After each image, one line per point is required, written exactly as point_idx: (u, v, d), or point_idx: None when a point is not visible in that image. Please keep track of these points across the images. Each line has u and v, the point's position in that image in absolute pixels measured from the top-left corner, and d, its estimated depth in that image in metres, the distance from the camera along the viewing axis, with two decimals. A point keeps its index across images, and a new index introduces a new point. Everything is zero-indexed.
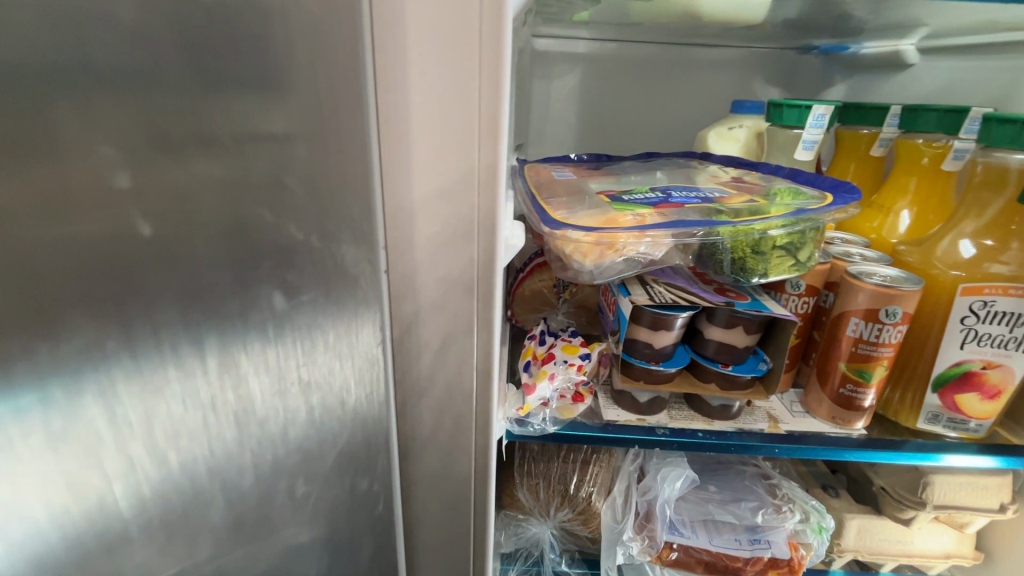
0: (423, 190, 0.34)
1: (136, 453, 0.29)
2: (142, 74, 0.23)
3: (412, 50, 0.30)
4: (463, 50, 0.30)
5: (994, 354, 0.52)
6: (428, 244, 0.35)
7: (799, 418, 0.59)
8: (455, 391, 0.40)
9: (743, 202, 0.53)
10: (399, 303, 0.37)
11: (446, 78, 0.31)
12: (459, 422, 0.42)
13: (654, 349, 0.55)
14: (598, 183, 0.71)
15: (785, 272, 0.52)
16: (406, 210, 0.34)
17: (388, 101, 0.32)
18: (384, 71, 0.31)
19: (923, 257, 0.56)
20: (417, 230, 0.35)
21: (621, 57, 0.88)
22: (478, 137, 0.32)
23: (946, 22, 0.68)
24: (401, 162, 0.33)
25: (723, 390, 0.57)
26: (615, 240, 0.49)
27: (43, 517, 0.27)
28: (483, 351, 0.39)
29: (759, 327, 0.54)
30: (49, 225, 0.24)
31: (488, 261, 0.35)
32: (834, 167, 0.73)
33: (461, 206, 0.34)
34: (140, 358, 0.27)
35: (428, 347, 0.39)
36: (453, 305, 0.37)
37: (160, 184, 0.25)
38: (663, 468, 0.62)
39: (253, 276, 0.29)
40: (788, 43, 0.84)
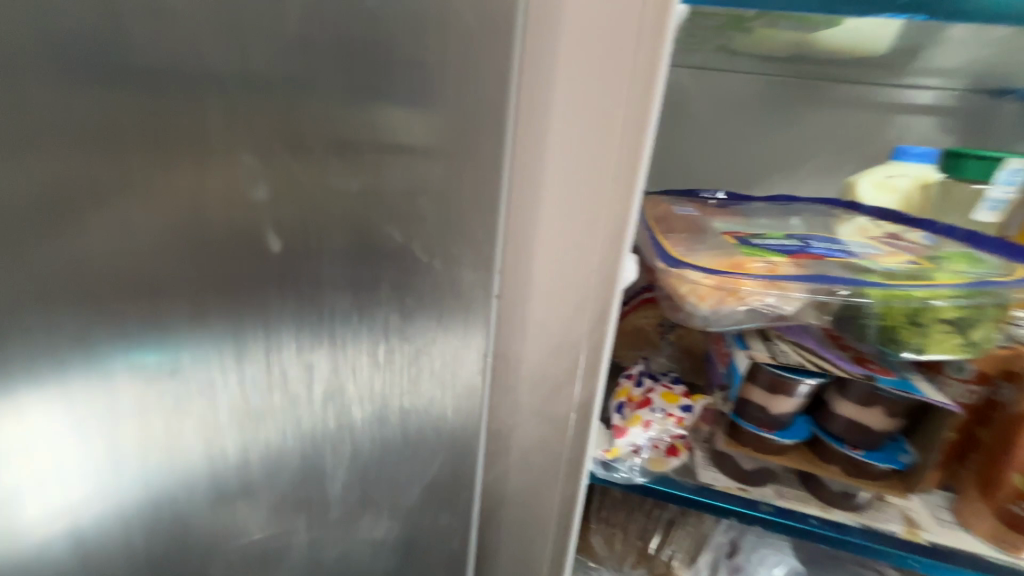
0: (549, 204, 0.35)
1: (278, 395, 0.37)
2: (282, 89, 0.28)
3: (558, 86, 0.32)
4: (614, 78, 0.31)
5: None
6: (546, 256, 0.37)
7: (946, 527, 0.49)
8: (552, 402, 0.42)
9: (901, 263, 0.46)
10: (513, 311, 0.39)
11: (587, 111, 0.32)
12: (551, 437, 0.43)
13: (769, 415, 0.49)
14: (722, 222, 0.66)
15: (949, 351, 0.43)
16: (533, 237, 0.36)
17: (529, 114, 0.33)
18: (531, 90, 0.33)
19: None
20: (536, 255, 0.37)
21: (767, 91, 0.81)
22: (615, 163, 0.33)
23: None
24: (535, 173, 0.35)
25: (851, 478, 0.48)
26: (739, 286, 0.44)
27: (217, 428, 0.37)
28: (588, 380, 0.39)
29: (903, 410, 0.46)
30: (187, 205, 0.30)
31: (604, 283, 0.36)
32: None
33: (584, 234, 0.35)
34: (285, 326, 0.34)
35: (534, 361, 0.41)
36: (567, 321, 0.39)
37: (327, 178, 0.30)
38: (761, 549, 0.55)
39: (359, 272, 0.33)
40: (980, 84, 0.72)
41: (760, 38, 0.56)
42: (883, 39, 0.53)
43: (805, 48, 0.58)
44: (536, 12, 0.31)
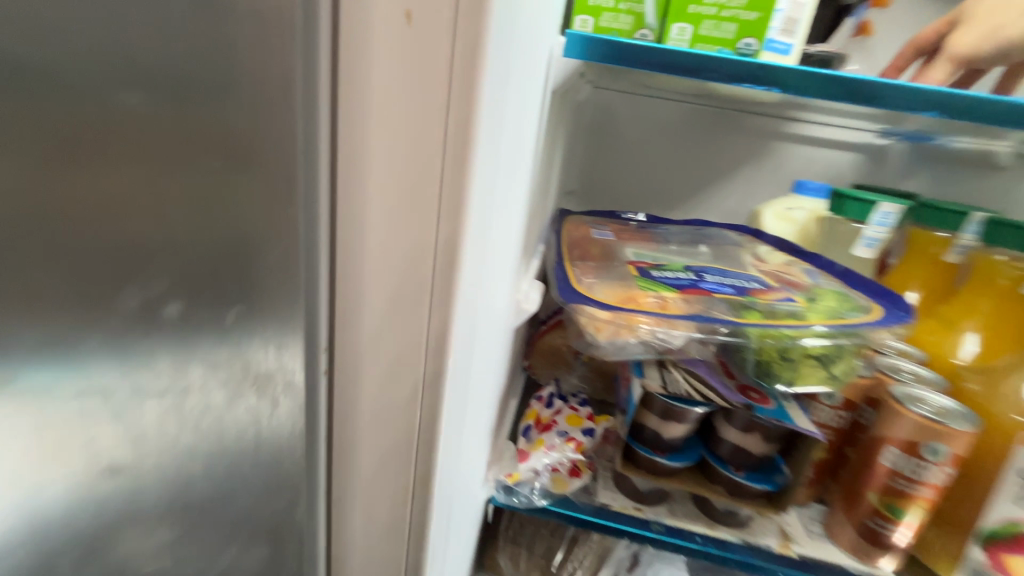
0: (376, 288, 0.30)
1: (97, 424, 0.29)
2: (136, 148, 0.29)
3: (376, 106, 0.26)
4: (425, 139, 0.25)
5: None
6: (373, 327, 0.31)
7: (817, 542, 0.54)
8: (382, 456, 0.35)
9: (780, 301, 0.50)
10: (346, 395, 0.34)
11: (401, 179, 0.27)
12: (391, 514, 0.37)
13: (661, 439, 0.52)
14: (634, 247, 0.69)
15: (815, 384, 0.47)
16: (357, 278, 0.30)
17: (348, 191, 0.28)
18: (345, 165, 0.28)
19: (987, 391, 0.51)
20: (363, 338, 0.31)
21: (684, 119, 0.85)
22: (435, 230, 0.27)
23: None
24: (356, 255, 0.29)
25: (732, 498, 0.52)
26: (633, 321, 0.46)
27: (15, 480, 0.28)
28: (425, 464, 0.33)
29: (778, 436, 0.50)
30: None
31: (436, 363, 0.30)
32: (896, 274, 0.66)
33: (410, 279, 0.29)
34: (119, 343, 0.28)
35: (366, 413, 0.34)
36: (395, 396, 0.32)
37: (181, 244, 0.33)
38: (658, 564, 0.57)
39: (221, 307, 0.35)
40: (871, 126, 0.78)
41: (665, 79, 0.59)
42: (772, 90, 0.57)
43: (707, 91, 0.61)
44: (347, 18, 0.25)
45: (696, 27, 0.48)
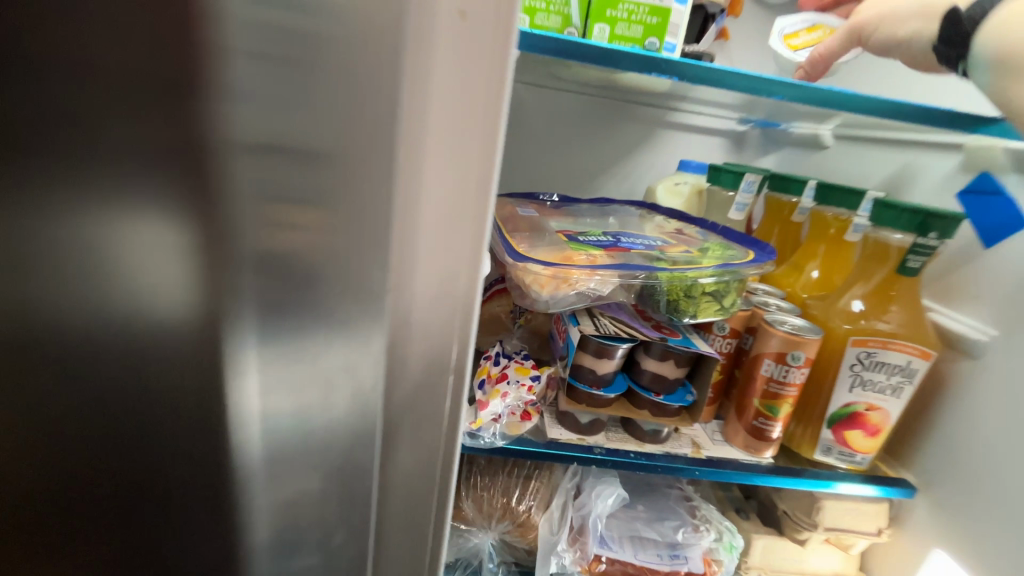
0: (419, 234, 0.32)
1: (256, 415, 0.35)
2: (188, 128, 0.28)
3: (436, 80, 0.29)
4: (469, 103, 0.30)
5: (875, 399, 0.61)
6: (419, 269, 0.33)
7: (717, 444, 0.67)
8: (424, 429, 0.38)
9: (680, 252, 0.61)
10: (379, 344, 0.35)
11: (447, 133, 0.30)
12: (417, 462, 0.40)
13: (597, 375, 0.61)
14: (556, 222, 0.78)
15: (711, 315, 0.60)
16: (411, 278, 0.33)
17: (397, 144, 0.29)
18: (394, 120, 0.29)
19: (824, 309, 0.67)
20: (406, 285, 0.33)
21: (586, 108, 0.97)
22: (474, 179, 0.32)
23: (851, 120, 0.76)
24: (402, 204, 0.31)
25: (654, 417, 0.63)
26: (569, 275, 0.55)
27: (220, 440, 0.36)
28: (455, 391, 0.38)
29: (688, 361, 0.62)
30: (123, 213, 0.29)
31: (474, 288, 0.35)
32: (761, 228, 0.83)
33: (459, 266, 0.34)
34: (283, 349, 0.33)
35: (406, 393, 0.37)
36: (433, 331, 0.35)
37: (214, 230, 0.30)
38: (599, 485, 0.67)
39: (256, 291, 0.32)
40: (733, 115, 0.95)
41: (576, 71, 0.69)
42: (662, 83, 0.69)
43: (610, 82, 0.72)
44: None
45: (612, 27, 0.58)
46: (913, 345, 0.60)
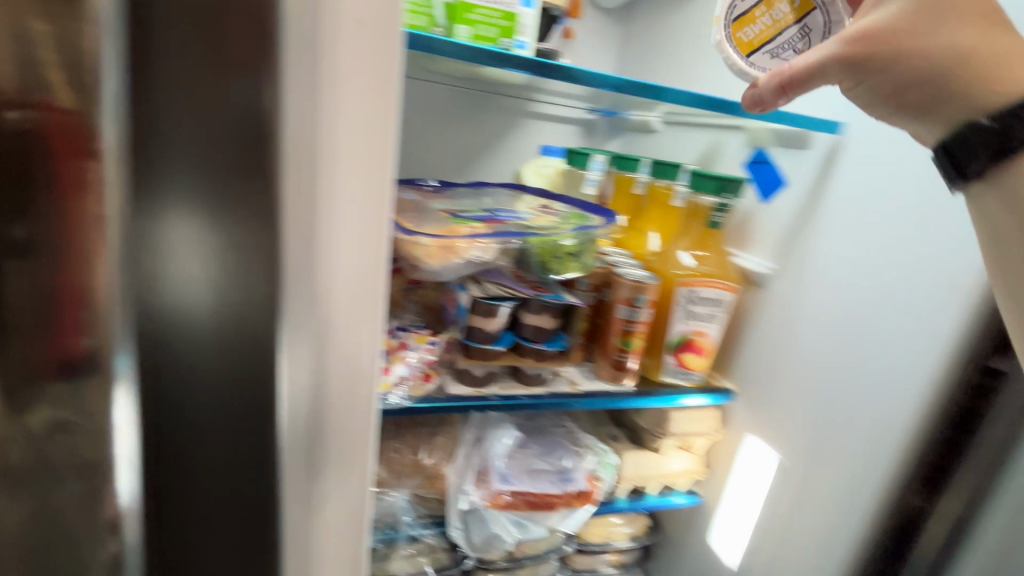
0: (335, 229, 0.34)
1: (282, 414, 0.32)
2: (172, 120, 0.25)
3: (340, 80, 0.31)
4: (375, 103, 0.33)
5: (700, 326, 0.79)
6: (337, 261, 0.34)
7: (589, 380, 0.81)
8: (356, 428, 0.40)
9: (546, 221, 0.73)
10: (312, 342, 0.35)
11: (353, 128, 0.32)
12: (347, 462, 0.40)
13: (487, 333, 0.70)
14: (438, 203, 0.85)
15: (575, 271, 0.72)
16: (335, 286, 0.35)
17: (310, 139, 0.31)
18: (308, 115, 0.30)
19: (662, 262, 0.82)
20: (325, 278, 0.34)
21: (452, 96, 1.07)
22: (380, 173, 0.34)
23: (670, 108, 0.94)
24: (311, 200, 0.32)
25: (538, 362, 0.74)
26: (454, 244, 0.64)
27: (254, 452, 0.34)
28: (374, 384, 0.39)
29: (560, 312, 0.74)
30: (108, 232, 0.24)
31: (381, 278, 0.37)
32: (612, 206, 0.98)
33: (365, 262, 0.35)
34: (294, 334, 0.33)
35: (339, 392, 0.38)
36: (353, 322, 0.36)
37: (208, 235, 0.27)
38: (496, 431, 0.78)
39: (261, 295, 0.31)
40: (582, 104, 1.10)
41: (444, 65, 0.77)
42: (519, 76, 0.80)
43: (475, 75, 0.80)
44: None
45: (474, 28, 0.66)
46: (722, 282, 0.78)
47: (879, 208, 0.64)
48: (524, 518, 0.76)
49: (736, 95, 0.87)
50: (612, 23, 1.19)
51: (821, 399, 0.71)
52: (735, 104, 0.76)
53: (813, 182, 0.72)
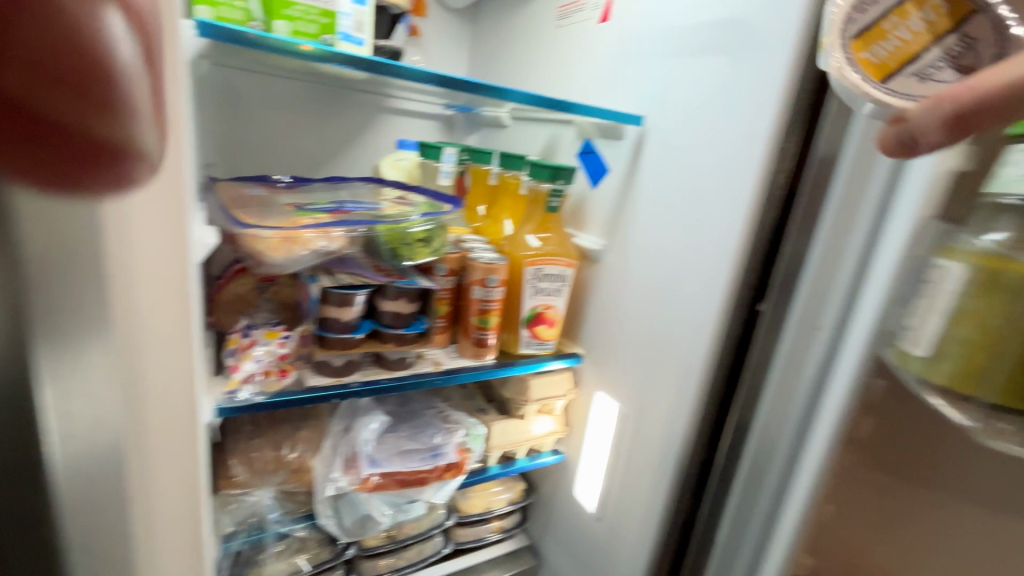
0: (139, 236, 0.43)
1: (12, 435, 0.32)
2: None
3: None
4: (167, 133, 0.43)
5: (548, 300, 0.88)
6: (145, 263, 0.44)
7: (452, 359, 0.86)
8: (178, 394, 0.50)
9: (395, 211, 0.76)
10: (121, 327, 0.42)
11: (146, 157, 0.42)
12: (173, 420, 0.50)
13: (343, 322, 0.72)
14: (288, 197, 0.85)
15: (426, 257, 0.75)
16: (135, 310, 0.44)
17: None
18: None
19: (513, 246, 0.89)
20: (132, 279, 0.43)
21: (298, 93, 1.10)
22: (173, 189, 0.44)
23: (520, 108, 1.05)
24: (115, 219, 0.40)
25: (398, 346, 0.77)
26: (298, 235, 0.65)
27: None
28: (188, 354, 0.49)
29: (417, 297, 0.77)
30: None
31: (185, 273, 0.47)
32: (472, 199, 1.05)
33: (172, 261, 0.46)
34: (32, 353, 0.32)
35: (147, 366, 0.46)
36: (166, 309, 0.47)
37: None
38: (364, 418, 0.80)
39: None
40: (435, 99, 1.15)
41: (278, 60, 0.77)
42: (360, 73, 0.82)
43: (314, 70, 0.81)
44: None
45: (292, 23, 0.68)
46: (563, 260, 0.87)
47: (670, 186, 0.76)
48: (396, 497, 0.79)
49: (564, 92, 0.97)
50: (460, 25, 1.26)
51: (643, 352, 0.82)
52: (562, 101, 0.84)
53: (628, 168, 0.84)
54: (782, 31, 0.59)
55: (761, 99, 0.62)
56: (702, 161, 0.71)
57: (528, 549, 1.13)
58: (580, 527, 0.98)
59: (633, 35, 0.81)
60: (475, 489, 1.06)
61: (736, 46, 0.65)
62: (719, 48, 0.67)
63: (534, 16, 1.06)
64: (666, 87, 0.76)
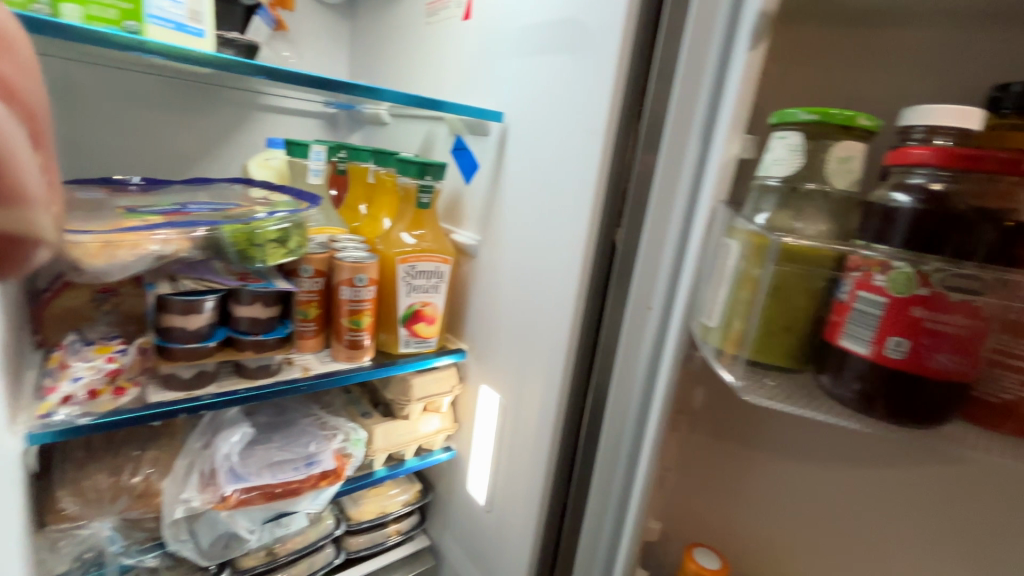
0: None
1: None
2: None
3: None
4: None
5: (425, 297, 0.87)
6: None
7: (324, 363, 0.83)
8: None
9: (245, 211, 0.73)
10: None
11: None
12: None
13: (190, 331, 0.67)
14: (129, 199, 0.78)
15: (281, 258, 0.72)
16: None
17: None
18: None
19: (386, 244, 0.86)
20: None
21: (151, 87, 1.01)
22: None
23: (398, 108, 1.05)
24: None
25: (258, 353, 0.74)
26: (123, 238, 0.62)
27: None
28: None
29: (275, 300, 0.74)
30: None
31: None
32: (351, 200, 1.03)
33: None
34: None
35: None
36: None
37: None
38: (225, 432, 0.74)
39: None
40: (310, 96, 1.12)
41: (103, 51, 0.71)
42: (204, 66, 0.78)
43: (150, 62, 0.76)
44: None
45: (84, 8, 0.62)
46: (436, 256, 0.87)
47: (530, 181, 0.78)
48: (264, 512, 0.75)
49: (434, 90, 0.97)
50: (336, 22, 1.23)
51: (515, 344, 0.84)
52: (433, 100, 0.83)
53: (494, 164, 0.85)
54: (608, 32, 0.63)
55: (596, 95, 0.65)
56: (554, 155, 0.73)
57: (429, 551, 1.12)
58: (473, 521, 0.98)
59: (491, 34, 0.83)
60: (368, 496, 1.03)
61: (575, 45, 0.68)
62: (561, 48, 0.71)
63: (404, 14, 1.06)
64: (521, 84, 0.78)
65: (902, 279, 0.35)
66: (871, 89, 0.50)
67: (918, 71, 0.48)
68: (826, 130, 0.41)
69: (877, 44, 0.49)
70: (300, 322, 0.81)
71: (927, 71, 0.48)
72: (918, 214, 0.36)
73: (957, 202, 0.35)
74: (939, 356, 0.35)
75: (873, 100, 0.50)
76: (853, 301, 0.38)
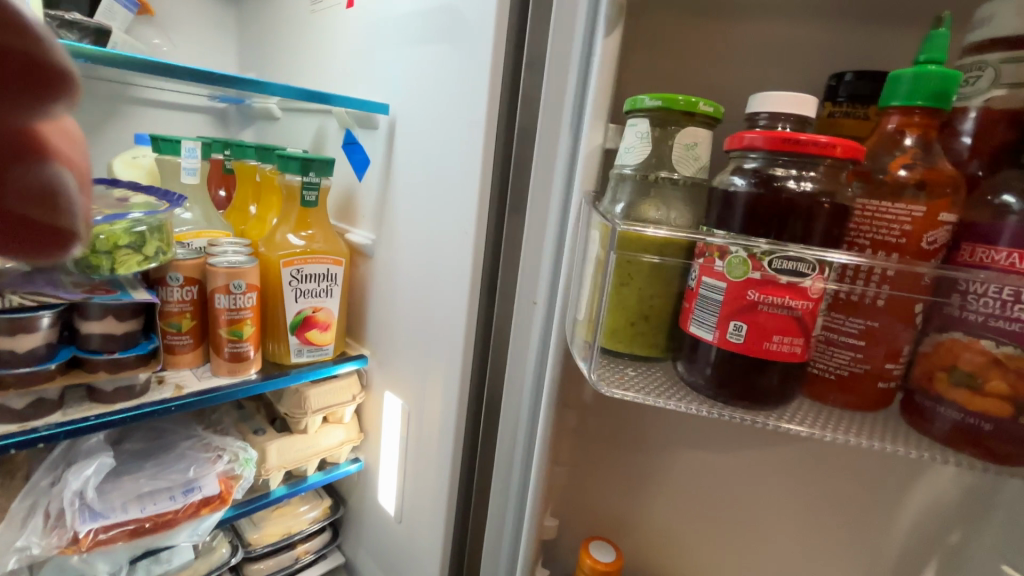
0: None
1: None
2: None
3: None
4: None
5: (315, 302, 0.82)
6: None
7: (202, 379, 0.76)
8: None
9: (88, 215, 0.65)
10: None
11: None
12: None
13: (21, 354, 0.58)
14: None
15: (135, 266, 0.66)
16: None
17: None
18: None
19: (270, 246, 0.80)
20: None
21: None
22: None
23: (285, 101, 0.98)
24: None
25: (114, 374, 0.65)
26: None
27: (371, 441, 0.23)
28: None
29: (133, 312, 0.66)
30: None
31: None
32: (238, 201, 0.95)
33: None
34: None
35: None
36: None
37: None
38: (78, 465, 0.67)
39: None
40: (187, 89, 1.02)
41: None
42: None
43: None
44: None
45: None
46: (326, 257, 0.81)
47: (419, 175, 0.75)
48: (132, 550, 0.68)
49: (323, 82, 0.91)
50: (218, 8, 1.13)
51: (414, 346, 0.80)
52: (316, 91, 0.77)
53: (385, 158, 0.81)
54: (483, 19, 0.61)
55: (475, 85, 0.63)
56: (439, 148, 0.70)
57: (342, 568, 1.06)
58: (385, 534, 0.94)
59: (375, 22, 0.79)
60: (271, 517, 0.96)
61: (453, 33, 0.66)
62: (441, 36, 0.67)
63: (290, 1, 0.98)
64: (405, 75, 0.74)
65: (737, 264, 0.36)
66: (728, 78, 0.51)
67: (768, 63, 0.50)
68: (673, 117, 0.41)
69: (735, 35, 0.50)
70: (170, 335, 0.74)
71: (776, 62, 0.50)
72: (754, 197, 0.37)
73: (787, 187, 0.37)
74: (773, 339, 0.36)
75: (731, 91, 0.51)
76: (698, 288, 0.39)
